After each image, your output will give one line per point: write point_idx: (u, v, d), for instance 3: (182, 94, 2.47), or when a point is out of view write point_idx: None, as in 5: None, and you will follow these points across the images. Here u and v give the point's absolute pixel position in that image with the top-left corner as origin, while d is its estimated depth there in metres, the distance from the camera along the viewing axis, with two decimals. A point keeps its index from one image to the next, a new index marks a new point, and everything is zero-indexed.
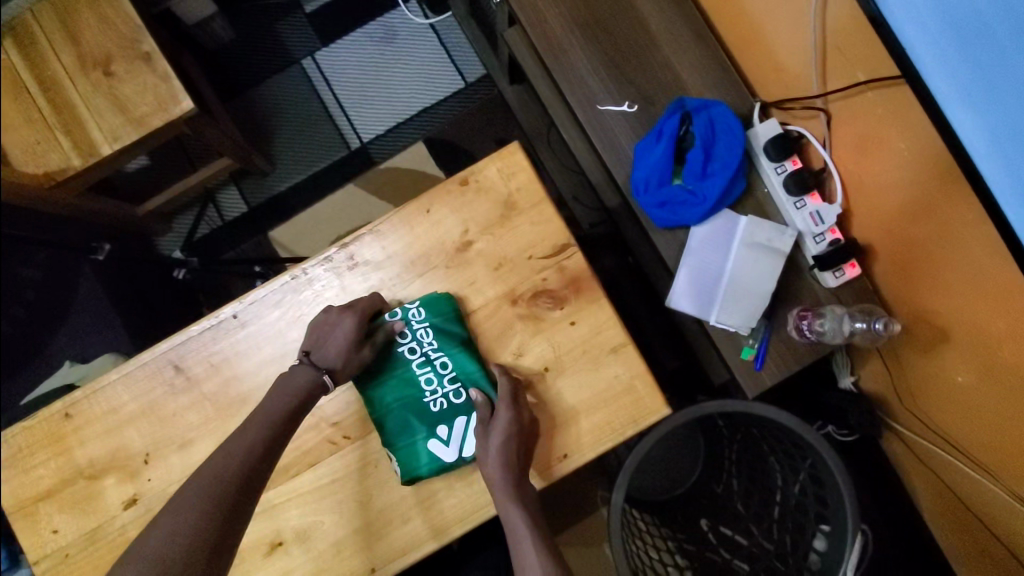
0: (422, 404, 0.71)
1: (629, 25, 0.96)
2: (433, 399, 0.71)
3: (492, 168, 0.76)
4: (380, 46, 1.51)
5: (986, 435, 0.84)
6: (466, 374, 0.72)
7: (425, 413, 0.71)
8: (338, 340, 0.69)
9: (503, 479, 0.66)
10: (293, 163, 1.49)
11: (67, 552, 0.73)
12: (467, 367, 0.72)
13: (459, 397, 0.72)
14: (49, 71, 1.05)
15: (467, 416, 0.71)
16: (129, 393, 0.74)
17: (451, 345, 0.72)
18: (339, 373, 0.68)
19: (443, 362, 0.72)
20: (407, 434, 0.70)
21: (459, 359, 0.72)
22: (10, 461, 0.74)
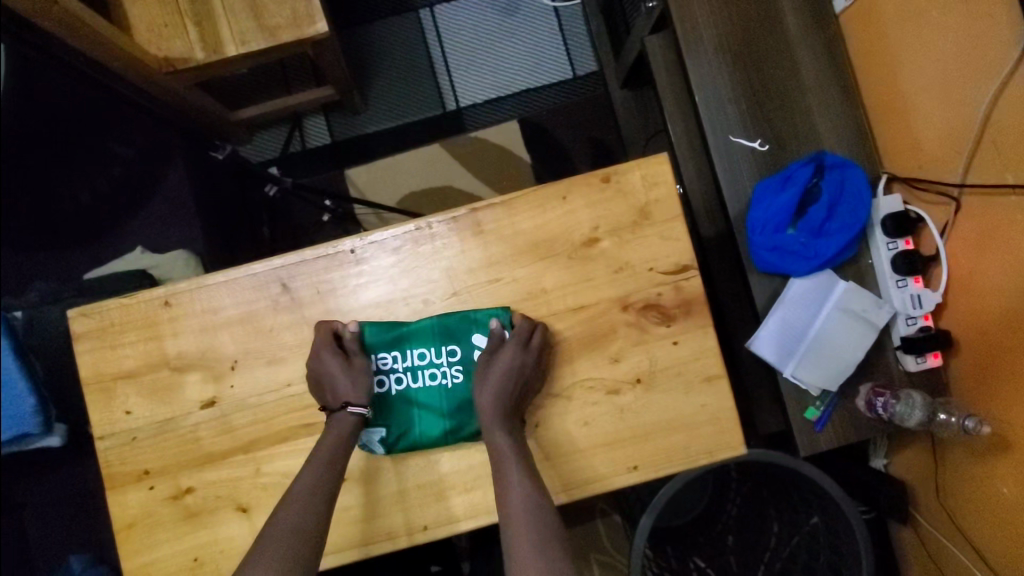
0: (444, 390, 0.73)
1: (780, 66, 0.97)
2: (447, 377, 0.73)
3: (635, 173, 0.76)
4: (500, 16, 1.50)
5: (1013, 547, 0.86)
6: (438, 339, 0.73)
7: (453, 389, 0.73)
8: (336, 373, 0.70)
9: (496, 397, 0.69)
10: (386, 108, 1.48)
11: (135, 435, 0.74)
12: (432, 332, 0.73)
13: (454, 355, 0.73)
14: None
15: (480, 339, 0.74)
16: (232, 299, 0.74)
17: (403, 336, 0.73)
18: (356, 396, 0.70)
19: (413, 351, 0.73)
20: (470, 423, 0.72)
21: (419, 333, 0.73)
22: (98, 333, 0.74)
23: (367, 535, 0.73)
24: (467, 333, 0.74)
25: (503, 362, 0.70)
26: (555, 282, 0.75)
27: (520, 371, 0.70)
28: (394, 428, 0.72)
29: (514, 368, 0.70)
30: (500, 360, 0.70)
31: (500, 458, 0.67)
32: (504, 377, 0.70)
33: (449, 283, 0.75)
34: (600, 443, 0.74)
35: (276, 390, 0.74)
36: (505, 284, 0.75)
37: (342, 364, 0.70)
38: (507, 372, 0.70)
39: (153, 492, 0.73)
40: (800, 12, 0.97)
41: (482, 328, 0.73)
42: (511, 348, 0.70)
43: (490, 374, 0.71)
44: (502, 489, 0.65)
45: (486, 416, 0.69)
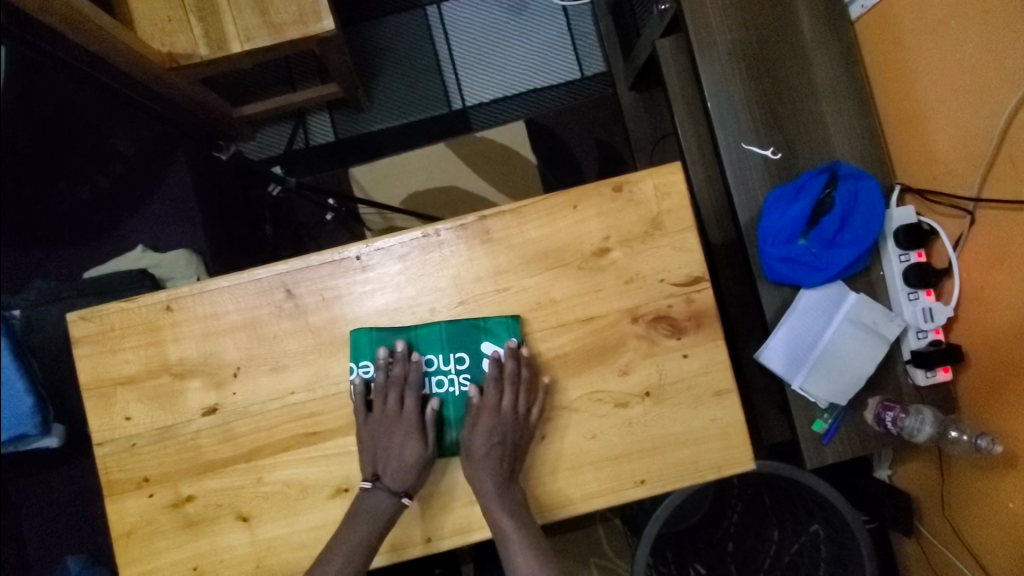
0: (450, 397, 0.74)
1: (794, 73, 0.95)
2: (454, 386, 0.74)
3: (648, 183, 0.75)
4: (508, 14, 1.48)
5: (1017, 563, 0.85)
6: (445, 346, 0.73)
7: (459, 397, 0.74)
8: (406, 459, 0.70)
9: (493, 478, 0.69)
10: (391, 106, 1.46)
11: (134, 442, 0.72)
12: (439, 339, 0.73)
13: (462, 363, 0.73)
14: None
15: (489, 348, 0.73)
16: (235, 304, 0.73)
17: (409, 342, 0.73)
18: (414, 487, 0.70)
19: (419, 359, 0.73)
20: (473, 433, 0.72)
21: (425, 340, 0.73)
22: (98, 337, 0.73)
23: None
24: (475, 340, 0.73)
25: (485, 439, 0.70)
26: (564, 292, 0.74)
27: (503, 446, 0.70)
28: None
29: (497, 437, 0.70)
30: (480, 434, 0.70)
31: (504, 535, 0.68)
32: (488, 448, 0.69)
33: (457, 291, 0.74)
34: (607, 456, 0.73)
35: (279, 398, 0.73)
36: (513, 293, 0.74)
37: (418, 453, 0.70)
38: (491, 448, 0.69)
39: (152, 499, 0.72)
40: (816, 19, 0.96)
41: (491, 336, 0.73)
42: (489, 416, 0.70)
43: (478, 454, 0.69)
44: (509, 565, 0.68)
45: (482, 492, 0.69)
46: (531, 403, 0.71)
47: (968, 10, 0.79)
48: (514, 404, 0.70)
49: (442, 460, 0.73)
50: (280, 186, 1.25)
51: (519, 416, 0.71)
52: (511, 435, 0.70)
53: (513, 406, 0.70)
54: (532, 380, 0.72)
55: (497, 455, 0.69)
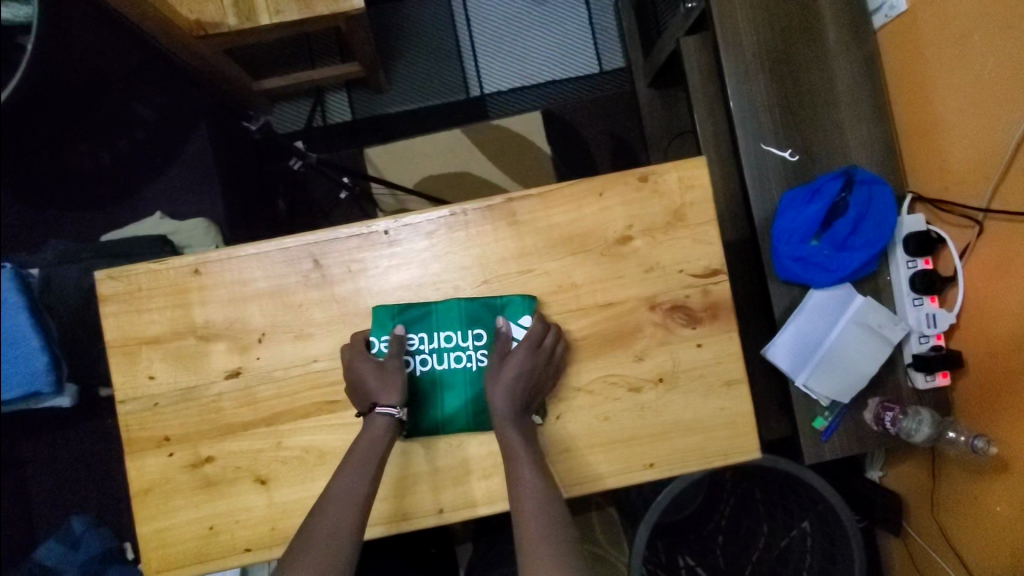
0: (469, 373, 0.74)
1: (815, 78, 0.97)
2: (472, 361, 0.74)
3: (673, 175, 0.76)
4: (531, 4, 1.48)
5: (998, 563, 0.89)
6: (464, 322, 0.74)
7: (477, 373, 0.74)
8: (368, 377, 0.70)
9: (510, 398, 0.70)
10: (410, 89, 1.47)
11: (157, 401, 0.74)
12: (459, 313, 0.74)
13: (480, 339, 0.74)
14: None
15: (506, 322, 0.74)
16: (262, 271, 0.74)
17: (430, 315, 0.74)
18: (388, 397, 0.69)
19: (439, 333, 0.74)
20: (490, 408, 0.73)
21: (444, 315, 0.74)
22: (125, 297, 0.74)
23: (385, 514, 0.74)
24: (494, 314, 0.74)
25: (518, 367, 0.70)
26: (586, 277, 0.76)
27: (530, 374, 0.71)
28: (418, 412, 0.73)
29: (527, 370, 0.70)
30: (515, 360, 0.70)
31: (512, 461, 0.68)
32: (516, 377, 0.70)
33: (481, 270, 0.76)
34: (618, 438, 0.75)
35: (302, 365, 0.74)
36: (536, 276, 0.76)
37: (375, 367, 0.70)
38: (520, 375, 0.70)
39: (172, 458, 0.74)
40: (840, 26, 0.98)
41: (509, 311, 0.74)
42: (522, 350, 0.70)
43: (502, 375, 0.70)
44: (515, 489, 0.66)
45: (498, 419, 0.70)
46: (558, 343, 0.73)
47: (990, 24, 0.80)
48: (542, 336, 0.72)
49: (459, 433, 0.74)
50: (300, 161, 1.29)
51: (547, 348, 0.72)
52: (538, 367, 0.71)
53: (550, 344, 0.72)
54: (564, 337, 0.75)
55: (521, 381, 0.70)
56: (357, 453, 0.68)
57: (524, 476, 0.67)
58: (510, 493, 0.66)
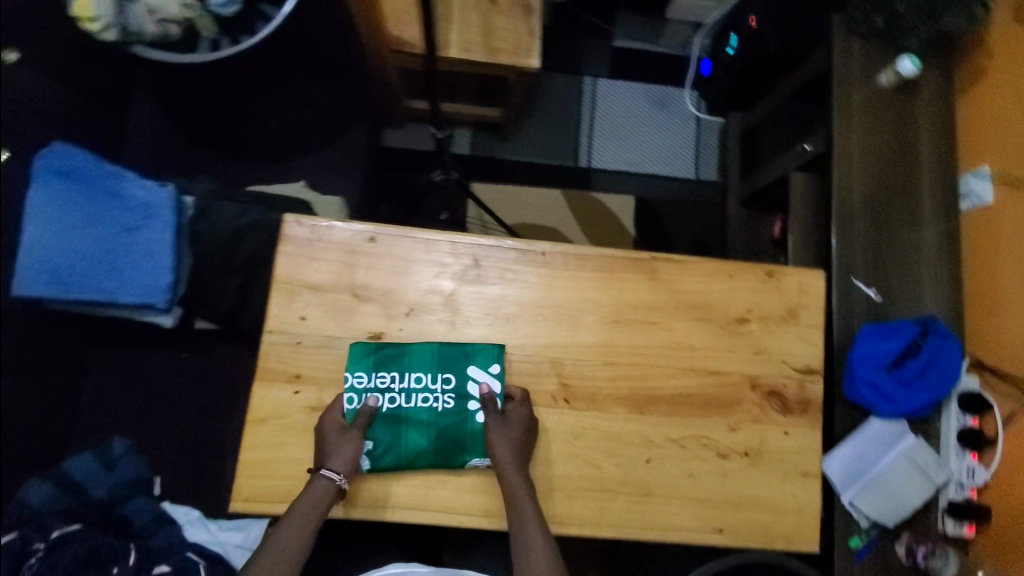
0: (434, 413, 0.78)
1: (906, 236, 1.13)
2: (438, 403, 0.78)
3: (795, 279, 0.87)
4: (651, 106, 1.67)
5: None
6: (436, 366, 0.79)
7: (444, 413, 0.78)
8: (331, 440, 0.74)
9: (512, 453, 0.75)
10: (528, 145, 1.62)
11: (300, 339, 0.80)
12: (430, 356, 0.78)
13: (449, 382, 0.78)
14: None
15: (475, 370, 0.79)
16: (427, 255, 0.83)
17: (405, 356, 0.78)
18: (334, 461, 0.73)
19: (411, 374, 0.78)
20: (451, 449, 0.77)
21: (418, 358, 0.78)
22: (305, 242, 0.82)
23: (487, 507, 0.78)
24: (464, 361, 0.79)
25: (518, 424, 0.78)
26: (703, 343, 0.85)
27: (525, 436, 0.77)
28: (382, 448, 0.76)
29: (522, 430, 0.77)
30: (517, 416, 0.78)
31: (520, 517, 0.72)
32: (516, 433, 0.77)
33: (615, 310, 0.84)
34: (697, 497, 0.81)
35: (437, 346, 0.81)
36: (660, 329, 0.84)
37: (336, 433, 0.74)
38: (518, 435, 0.77)
39: (295, 396, 0.78)
40: (937, 198, 1.15)
41: (479, 359, 0.80)
42: (519, 406, 0.79)
43: (506, 430, 0.76)
44: (520, 547, 0.70)
45: (502, 468, 0.75)
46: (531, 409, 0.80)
47: None
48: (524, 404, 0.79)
49: (421, 469, 0.78)
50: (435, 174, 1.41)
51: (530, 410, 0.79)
52: (525, 431, 0.78)
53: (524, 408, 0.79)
54: (671, 392, 0.83)
55: (522, 438, 0.77)
56: (299, 505, 0.71)
57: (530, 528, 0.72)
58: (514, 550, 0.70)
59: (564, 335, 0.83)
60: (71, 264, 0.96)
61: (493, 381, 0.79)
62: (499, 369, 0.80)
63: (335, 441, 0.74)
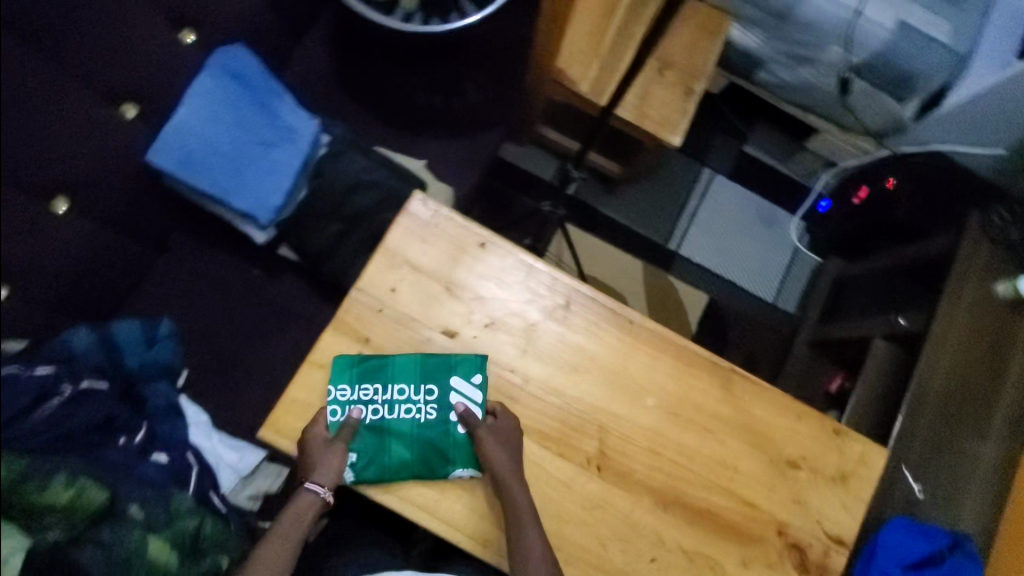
0: (415, 424, 0.79)
1: (968, 445, 1.10)
2: (420, 413, 0.79)
3: (858, 446, 0.86)
4: (756, 220, 1.66)
5: None
6: (418, 376, 0.79)
7: (427, 424, 0.79)
8: (315, 457, 0.75)
9: (508, 460, 0.76)
10: (628, 207, 1.63)
11: (382, 308, 0.82)
12: (413, 369, 0.79)
13: (431, 394, 0.79)
14: (631, 30, 1.24)
15: (454, 384, 0.79)
16: (525, 280, 0.85)
17: (389, 369, 0.79)
18: (318, 476, 0.74)
19: (394, 386, 0.79)
20: (430, 459, 0.78)
21: (400, 370, 0.79)
22: (423, 223, 0.84)
23: (483, 535, 0.78)
24: (446, 372, 0.80)
25: (508, 434, 0.78)
26: (748, 469, 0.84)
27: (512, 449, 0.78)
28: (367, 463, 0.76)
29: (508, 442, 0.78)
30: (505, 426, 0.78)
31: (521, 527, 0.74)
32: (506, 444, 0.77)
33: (678, 403, 0.85)
34: None
35: (502, 367, 0.82)
36: (713, 438, 0.84)
37: (319, 447, 0.75)
38: (506, 448, 0.77)
39: (357, 356, 0.80)
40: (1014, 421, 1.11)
41: (462, 370, 0.80)
42: (504, 416, 0.79)
43: (499, 441, 0.77)
44: (521, 557, 0.72)
45: (500, 475, 0.76)
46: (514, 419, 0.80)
47: None
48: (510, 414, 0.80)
49: (406, 482, 0.78)
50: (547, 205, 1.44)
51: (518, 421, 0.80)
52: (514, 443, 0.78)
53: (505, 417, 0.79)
54: (700, 502, 0.82)
55: (513, 449, 0.78)
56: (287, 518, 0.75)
57: (534, 563, 0.72)
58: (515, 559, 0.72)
59: (622, 406, 0.83)
60: (203, 155, 1.01)
61: (474, 392, 0.79)
62: (481, 378, 0.80)
63: (322, 453, 0.75)
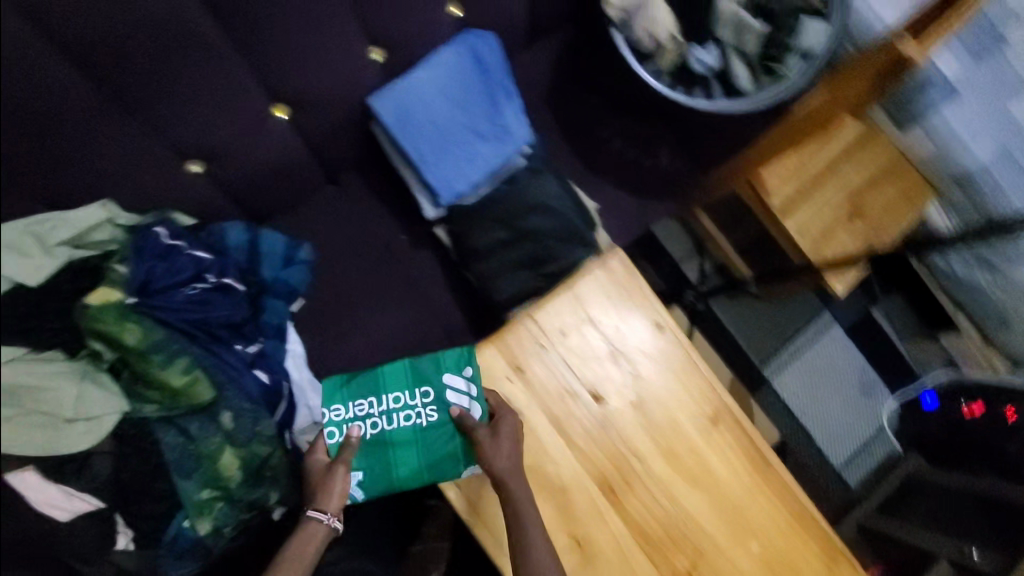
0: (417, 428, 0.88)
1: None
2: (420, 417, 0.88)
3: None
4: (855, 383, 1.61)
5: None
6: (412, 383, 0.89)
7: (428, 425, 0.88)
8: (318, 483, 0.84)
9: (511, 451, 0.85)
10: (742, 321, 1.59)
11: (548, 351, 0.92)
12: (407, 380, 0.88)
13: (427, 397, 0.88)
14: (842, 165, 1.21)
15: (446, 384, 0.89)
16: (682, 380, 0.94)
17: (381, 383, 0.89)
18: (321, 501, 0.83)
19: (390, 396, 0.88)
20: (435, 457, 0.88)
21: (392, 380, 0.89)
22: (612, 288, 0.94)
23: None
24: (438, 374, 0.89)
25: (511, 429, 0.87)
26: None
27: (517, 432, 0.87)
28: (373, 475, 0.87)
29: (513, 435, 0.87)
30: (508, 423, 0.87)
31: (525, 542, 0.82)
32: (510, 441, 0.86)
33: (769, 549, 0.92)
34: None
35: (632, 449, 0.92)
36: None
37: (320, 469, 0.85)
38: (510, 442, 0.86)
39: (507, 379, 0.91)
40: None
41: (453, 368, 0.89)
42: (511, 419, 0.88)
43: (500, 437, 0.85)
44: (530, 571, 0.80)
45: (500, 474, 0.84)
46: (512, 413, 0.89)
47: None
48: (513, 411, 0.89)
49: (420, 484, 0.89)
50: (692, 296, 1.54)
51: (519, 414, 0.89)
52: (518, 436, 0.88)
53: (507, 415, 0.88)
54: None
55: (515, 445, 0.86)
56: (293, 547, 0.81)
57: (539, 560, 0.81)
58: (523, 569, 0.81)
59: (718, 529, 0.92)
60: (418, 121, 1.04)
61: (468, 388, 0.89)
62: (471, 370, 0.88)
63: (320, 482, 0.84)
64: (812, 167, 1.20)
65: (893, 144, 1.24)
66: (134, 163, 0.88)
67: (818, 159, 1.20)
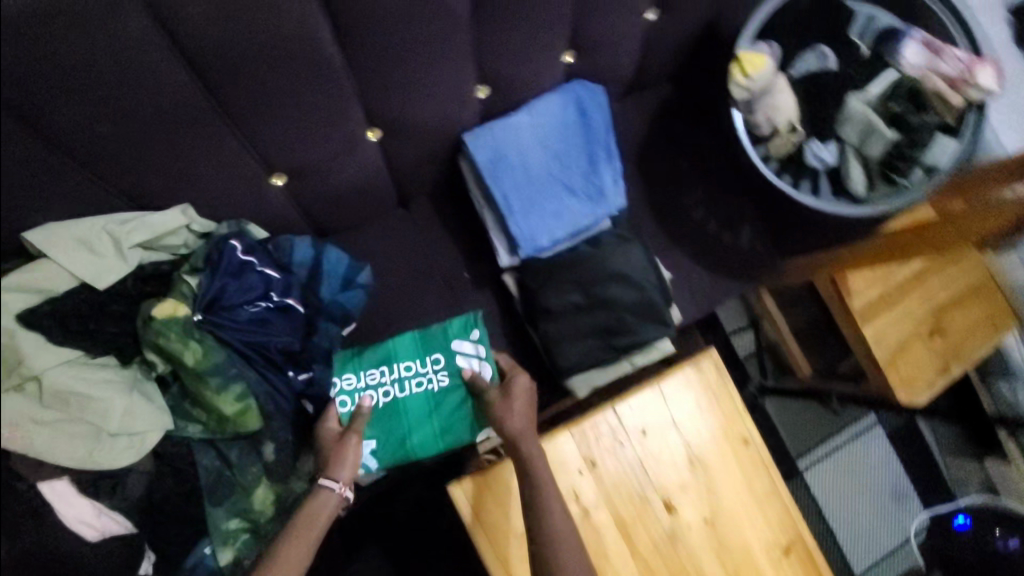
0: (430, 393, 0.96)
1: None
2: (431, 382, 0.96)
3: None
4: (889, 492, 1.54)
5: None
6: (422, 353, 0.98)
7: (439, 391, 0.96)
8: (330, 451, 0.90)
9: (523, 416, 0.92)
10: (783, 408, 1.56)
11: (626, 447, 0.92)
12: (417, 349, 0.98)
13: (437, 364, 0.97)
14: (928, 277, 1.18)
15: (454, 350, 0.97)
16: (760, 500, 0.93)
17: (392, 354, 0.97)
18: (334, 469, 0.89)
19: (401, 366, 0.97)
20: (447, 421, 0.95)
21: (404, 350, 0.97)
22: (702, 391, 0.95)
23: None
24: (445, 341, 0.97)
25: (522, 400, 0.94)
26: None
27: (529, 402, 0.95)
28: (388, 440, 0.94)
29: (524, 403, 0.94)
30: (518, 393, 0.94)
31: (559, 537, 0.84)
32: (522, 406, 0.93)
33: None
34: None
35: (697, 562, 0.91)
36: None
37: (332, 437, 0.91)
38: (523, 408, 0.93)
39: (577, 473, 0.91)
40: None
41: (459, 335, 0.97)
42: (521, 389, 0.95)
43: (511, 402, 0.93)
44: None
45: (522, 437, 0.90)
46: (523, 385, 0.96)
47: None
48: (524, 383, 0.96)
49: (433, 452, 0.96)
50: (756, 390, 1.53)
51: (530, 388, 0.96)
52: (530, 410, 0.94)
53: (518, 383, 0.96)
54: None
55: (526, 414, 0.93)
56: (308, 514, 0.87)
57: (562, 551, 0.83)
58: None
59: None
60: (511, 166, 0.99)
61: (475, 352, 0.97)
62: (479, 333, 0.97)
63: (332, 446, 0.91)
64: (898, 274, 1.16)
65: (982, 265, 1.20)
66: (224, 171, 0.83)
67: (905, 267, 1.16)
